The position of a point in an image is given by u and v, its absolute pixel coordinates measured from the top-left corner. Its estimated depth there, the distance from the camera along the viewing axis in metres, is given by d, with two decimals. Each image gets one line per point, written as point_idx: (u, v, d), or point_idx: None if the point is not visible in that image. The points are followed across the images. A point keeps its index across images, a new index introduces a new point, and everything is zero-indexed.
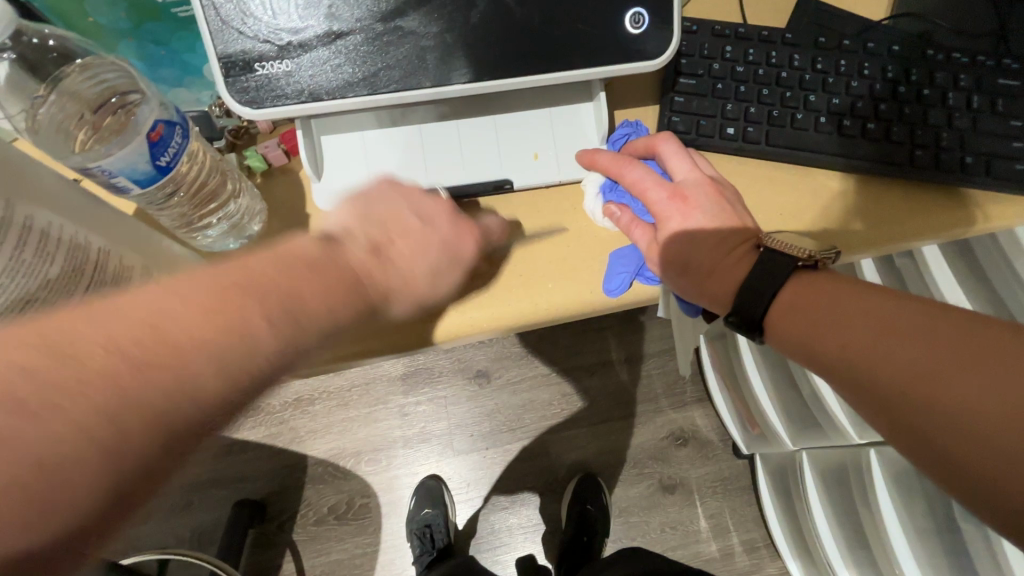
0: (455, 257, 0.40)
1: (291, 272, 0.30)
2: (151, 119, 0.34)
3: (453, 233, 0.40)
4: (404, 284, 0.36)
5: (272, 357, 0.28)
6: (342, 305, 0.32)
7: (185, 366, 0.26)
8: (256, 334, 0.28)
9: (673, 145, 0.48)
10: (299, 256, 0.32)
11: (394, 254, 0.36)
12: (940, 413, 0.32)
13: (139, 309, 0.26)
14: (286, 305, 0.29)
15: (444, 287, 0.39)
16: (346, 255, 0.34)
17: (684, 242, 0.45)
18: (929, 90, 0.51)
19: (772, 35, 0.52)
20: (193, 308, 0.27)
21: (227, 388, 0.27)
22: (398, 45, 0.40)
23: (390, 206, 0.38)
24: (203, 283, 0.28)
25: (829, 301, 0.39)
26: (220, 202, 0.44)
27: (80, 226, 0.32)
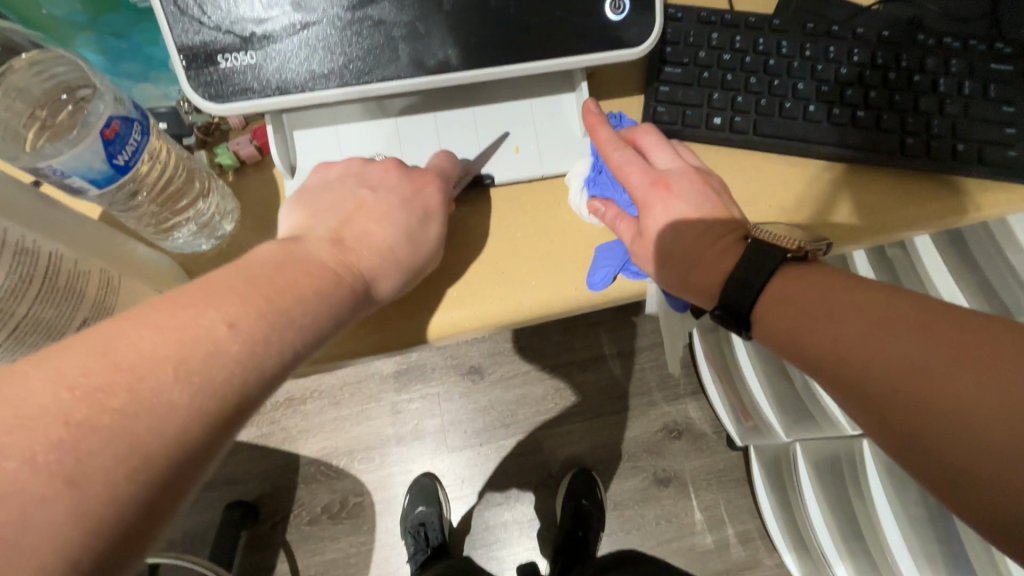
0: (425, 210, 0.42)
1: (253, 278, 0.31)
2: (105, 115, 0.32)
3: (411, 187, 0.42)
4: (376, 274, 0.38)
5: (245, 360, 0.28)
6: (317, 296, 0.32)
7: (149, 383, 0.25)
8: (219, 339, 0.27)
9: (655, 136, 0.46)
10: (258, 264, 0.32)
11: (354, 238, 0.38)
12: (934, 413, 0.31)
13: (92, 341, 0.25)
14: (253, 306, 0.29)
15: (425, 246, 0.41)
16: (311, 253, 0.35)
17: (667, 234, 0.44)
18: (919, 76, 0.49)
19: (759, 21, 0.50)
20: (147, 330, 0.26)
21: (200, 399, 0.26)
22: (368, 35, 0.38)
23: (352, 195, 0.40)
24: (155, 309, 0.27)
25: (817, 297, 0.38)
26: (189, 199, 0.42)
27: (32, 231, 0.30)
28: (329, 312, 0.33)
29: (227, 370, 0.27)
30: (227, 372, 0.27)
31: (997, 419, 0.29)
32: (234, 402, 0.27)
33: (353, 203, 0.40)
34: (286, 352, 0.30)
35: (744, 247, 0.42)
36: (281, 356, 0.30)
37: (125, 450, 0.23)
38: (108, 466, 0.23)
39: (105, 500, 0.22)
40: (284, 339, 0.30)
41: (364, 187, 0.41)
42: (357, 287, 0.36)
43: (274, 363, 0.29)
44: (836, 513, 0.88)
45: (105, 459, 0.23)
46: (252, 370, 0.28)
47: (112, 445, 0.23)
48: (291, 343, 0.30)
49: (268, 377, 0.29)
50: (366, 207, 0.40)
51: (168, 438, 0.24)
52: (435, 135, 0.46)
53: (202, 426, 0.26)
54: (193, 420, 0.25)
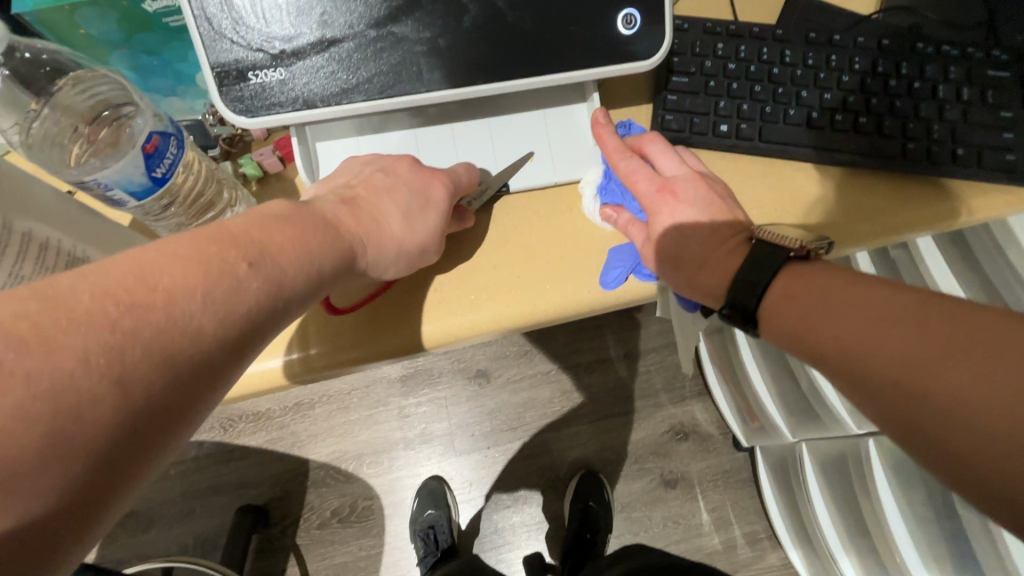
0: (425, 200, 0.43)
1: (263, 225, 0.32)
2: (146, 131, 0.34)
3: (417, 180, 0.43)
4: (372, 245, 0.39)
5: (261, 297, 0.30)
6: (319, 248, 0.34)
7: (177, 309, 0.26)
8: (242, 276, 0.29)
9: (660, 144, 0.48)
10: (270, 213, 0.33)
11: (362, 204, 0.40)
12: (935, 404, 0.32)
13: (128, 266, 0.26)
14: (266, 252, 0.31)
15: (420, 229, 0.42)
16: (315, 208, 0.37)
17: (675, 238, 0.46)
18: (919, 83, 0.51)
19: (763, 31, 0.52)
20: (178, 263, 0.27)
21: (221, 327, 0.28)
22: (391, 51, 0.40)
23: (364, 176, 0.43)
24: (179, 244, 0.28)
25: (821, 295, 0.39)
26: (217, 210, 0.44)
27: (78, 239, 0.33)
28: (331, 275, 0.35)
29: (246, 305, 0.29)
30: (247, 305, 0.29)
31: (999, 409, 0.31)
32: (247, 325, 0.29)
33: (364, 180, 0.42)
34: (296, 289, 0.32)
35: (749, 248, 0.44)
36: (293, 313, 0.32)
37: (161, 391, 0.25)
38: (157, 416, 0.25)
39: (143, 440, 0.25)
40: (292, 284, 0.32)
41: (379, 171, 0.43)
42: (349, 246, 0.37)
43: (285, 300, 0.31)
44: (843, 512, 0.88)
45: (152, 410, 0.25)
46: (267, 300, 0.30)
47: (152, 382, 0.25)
48: (297, 289, 0.32)
49: (278, 309, 0.31)
50: (375, 183, 0.42)
51: (193, 360, 0.26)
52: (452, 143, 0.48)
53: (220, 352, 0.28)
54: (216, 355, 0.27)
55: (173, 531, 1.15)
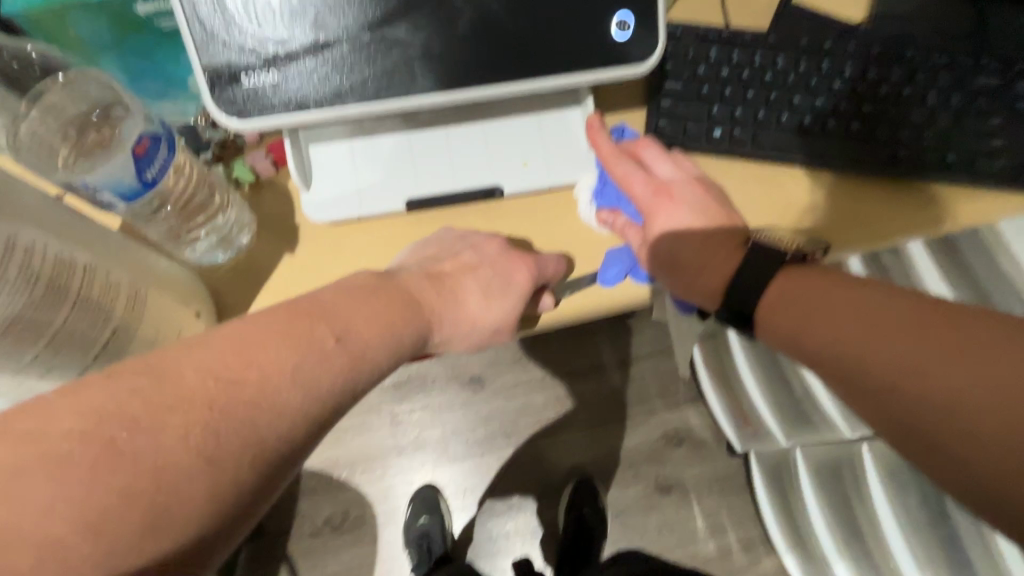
0: (506, 282, 0.43)
1: (353, 302, 0.35)
2: (136, 133, 0.34)
3: (504, 264, 0.43)
4: (449, 322, 0.41)
5: (346, 373, 0.33)
6: (403, 325, 0.37)
7: (271, 387, 0.30)
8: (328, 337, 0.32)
9: (655, 149, 0.48)
10: (360, 285, 0.37)
11: (450, 283, 0.42)
12: (935, 408, 0.33)
13: (229, 341, 0.31)
14: (356, 326, 0.34)
15: (498, 307, 0.43)
16: (401, 283, 0.39)
17: (673, 240, 0.45)
18: (909, 90, 0.51)
19: (755, 38, 0.52)
20: (275, 343, 0.31)
21: (305, 399, 0.31)
22: (384, 54, 0.40)
23: (453, 253, 0.44)
24: (278, 320, 0.32)
25: (816, 296, 0.39)
26: (209, 215, 0.43)
27: (68, 243, 0.31)
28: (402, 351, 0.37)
29: (331, 378, 0.32)
30: (331, 378, 0.32)
31: (988, 412, 0.32)
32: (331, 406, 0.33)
33: (451, 256, 0.44)
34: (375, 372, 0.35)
35: (746, 251, 0.44)
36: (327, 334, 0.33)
37: (247, 436, 0.29)
38: (240, 459, 0.29)
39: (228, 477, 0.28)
40: (373, 356, 0.34)
41: (469, 247, 0.44)
42: (430, 324, 0.39)
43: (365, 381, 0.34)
44: None
45: (236, 453, 0.29)
46: (347, 379, 0.33)
47: (241, 436, 0.29)
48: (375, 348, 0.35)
49: (358, 382, 0.34)
50: (463, 261, 0.43)
51: (281, 428, 0.30)
52: (447, 147, 0.48)
53: (302, 424, 0.31)
54: None
55: None
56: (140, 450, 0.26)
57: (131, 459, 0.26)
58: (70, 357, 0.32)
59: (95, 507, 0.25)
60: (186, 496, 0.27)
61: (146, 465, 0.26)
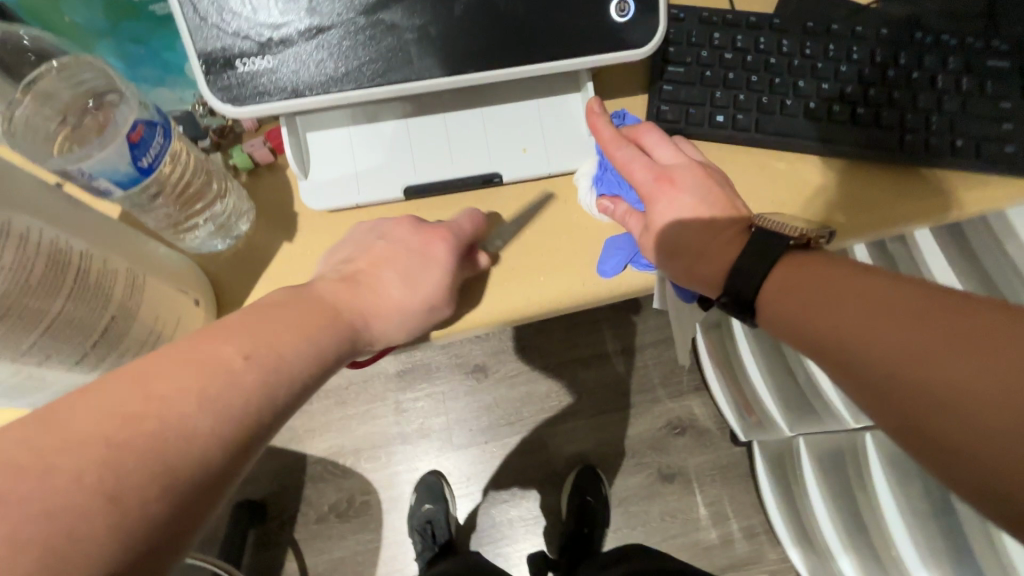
0: (425, 259, 0.42)
1: (260, 319, 0.33)
2: (131, 119, 0.33)
3: (418, 242, 0.43)
4: (375, 319, 0.40)
5: (259, 389, 0.30)
6: (312, 332, 0.35)
7: (175, 413, 0.27)
8: (236, 368, 0.30)
9: (657, 134, 0.47)
10: (266, 304, 0.35)
11: (364, 280, 0.41)
12: (932, 395, 0.32)
13: (125, 376, 0.27)
14: (260, 341, 0.32)
15: (422, 289, 0.42)
16: (316, 291, 0.38)
17: (674, 228, 0.45)
18: (917, 73, 0.50)
19: (760, 21, 0.51)
20: (172, 369, 0.28)
21: (216, 423, 0.28)
22: (380, 39, 0.39)
23: (366, 248, 0.43)
24: (175, 348, 0.29)
25: (816, 283, 0.39)
26: (206, 202, 0.43)
27: (61, 229, 0.31)
28: (335, 357, 0.36)
29: (242, 399, 0.29)
30: (240, 399, 0.29)
31: (992, 402, 0.30)
32: (247, 427, 0.29)
33: (365, 252, 0.42)
34: (293, 386, 0.32)
35: (749, 237, 0.44)
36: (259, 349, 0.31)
37: (154, 471, 0.25)
38: (146, 497, 0.25)
39: (138, 517, 0.24)
40: (287, 367, 0.32)
41: (379, 238, 0.43)
42: (352, 325, 0.38)
43: (280, 395, 0.31)
44: (840, 506, 0.88)
45: (142, 491, 0.24)
46: (264, 394, 0.30)
47: (148, 470, 0.25)
48: (294, 364, 0.33)
49: (275, 399, 0.31)
50: (375, 254, 0.42)
51: (190, 460, 0.26)
52: (445, 134, 0.47)
53: (220, 451, 0.28)
54: None
55: None
56: (24, 495, 0.22)
57: (15, 506, 0.22)
58: (68, 345, 0.32)
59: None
60: (87, 542, 0.23)
61: (34, 509, 0.22)
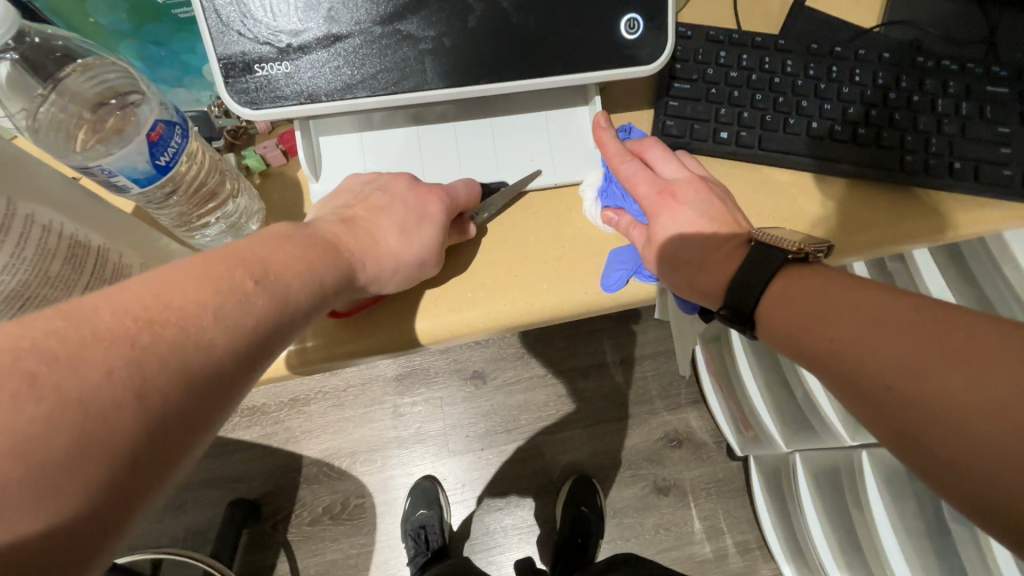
0: (419, 212, 0.43)
1: (268, 245, 0.33)
2: (151, 119, 0.34)
3: (415, 197, 0.44)
4: (371, 262, 0.40)
5: (268, 311, 0.30)
6: (321, 263, 0.35)
7: (193, 322, 0.27)
8: (249, 292, 0.30)
9: (660, 149, 0.49)
10: (272, 234, 0.35)
11: (362, 223, 0.41)
12: (927, 408, 0.33)
13: (145, 282, 0.27)
14: (272, 267, 0.32)
15: (417, 243, 0.43)
16: (317, 229, 0.38)
17: (675, 241, 0.46)
18: (918, 96, 0.51)
19: (765, 41, 0.52)
20: (190, 284, 0.28)
21: (232, 335, 0.28)
22: (396, 48, 0.40)
23: (363, 195, 0.43)
24: (188, 267, 0.29)
25: (813, 297, 0.40)
26: (218, 201, 0.44)
27: (81, 224, 0.32)
28: (335, 292, 0.36)
29: (254, 318, 0.29)
30: (254, 318, 0.29)
31: (981, 415, 0.31)
32: (258, 341, 0.30)
33: (363, 200, 0.43)
34: (301, 310, 0.33)
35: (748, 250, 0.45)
36: (273, 276, 0.32)
37: (174, 372, 0.25)
38: (169, 395, 0.25)
39: (161, 412, 0.25)
40: (296, 298, 0.32)
41: (378, 190, 0.44)
42: (351, 265, 0.38)
43: (288, 321, 0.32)
44: (835, 522, 0.89)
45: (165, 389, 0.25)
46: (273, 318, 0.31)
47: (170, 371, 0.25)
48: (301, 300, 0.33)
49: (284, 324, 0.31)
50: (373, 203, 0.42)
51: (208, 367, 0.27)
52: (454, 142, 0.48)
53: (234, 360, 0.28)
54: (221, 335, 0.28)
55: (163, 524, 1.15)
56: None
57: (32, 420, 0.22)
58: None
59: (18, 438, 0.21)
60: (111, 433, 0.23)
61: (69, 399, 0.22)
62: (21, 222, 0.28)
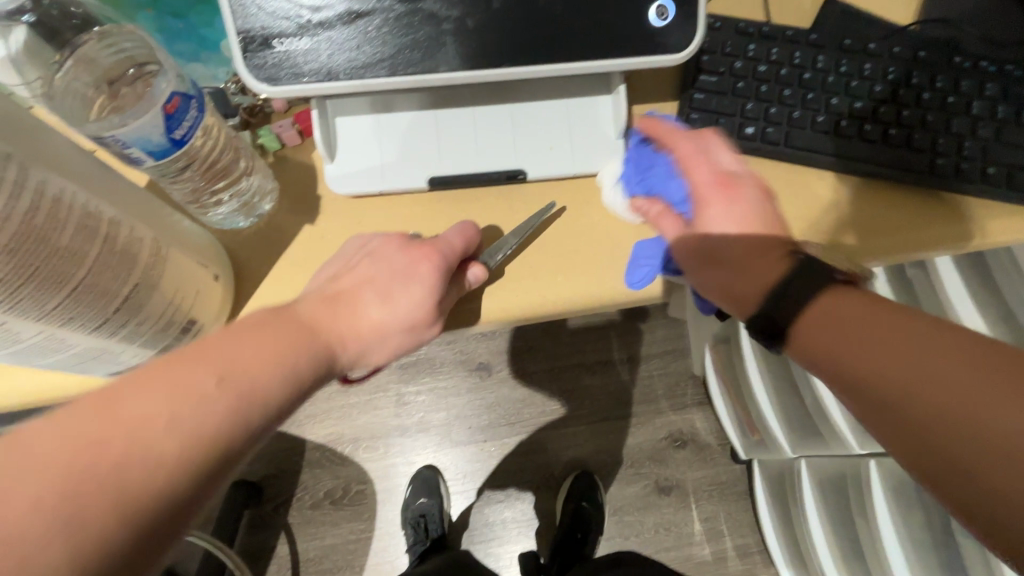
0: (408, 275, 0.41)
1: (239, 337, 0.31)
2: (167, 91, 0.34)
3: (406, 262, 0.41)
4: (352, 340, 0.37)
5: (233, 413, 0.29)
6: (295, 351, 0.33)
7: (144, 436, 0.26)
8: (208, 395, 0.28)
9: (718, 138, 0.44)
10: (247, 320, 0.33)
11: (349, 297, 0.39)
12: (999, 454, 0.27)
13: (93, 398, 0.26)
14: (239, 359, 0.30)
15: (405, 308, 0.40)
16: (296, 308, 0.36)
17: (717, 237, 0.41)
18: (953, 97, 0.50)
19: (796, 35, 0.51)
20: (146, 395, 0.27)
21: (187, 449, 0.27)
22: (418, 27, 0.39)
23: (352, 265, 0.42)
24: (147, 372, 0.28)
25: (858, 313, 0.34)
26: (230, 180, 0.43)
27: (93, 194, 0.31)
28: (313, 378, 0.34)
29: (214, 423, 0.28)
30: (213, 423, 0.28)
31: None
32: (218, 453, 0.28)
33: (351, 270, 0.41)
34: (270, 410, 0.31)
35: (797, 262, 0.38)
36: (240, 373, 0.30)
37: (115, 500, 0.24)
38: (106, 527, 0.24)
39: (101, 543, 0.24)
40: (265, 393, 0.30)
41: (368, 256, 0.42)
42: (332, 347, 0.36)
43: (257, 423, 0.30)
44: (838, 530, 0.88)
45: (103, 521, 0.24)
46: (236, 420, 0.29)
47: (107, 505, 0.24)
48: (271, 394, 0.31)
49: (250, 425, 0.30)
50: (360, 272, 0.41)
51: (154, 487, 0.25)
52: (472, 127, 0.47)
53: (188, 479, 0.27)
54: (172, 451, 0.26)
55: None
56: None
57: None
58: (91, 307, 0.32)
59: None
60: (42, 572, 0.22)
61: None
62: (32, 191, 0.27)
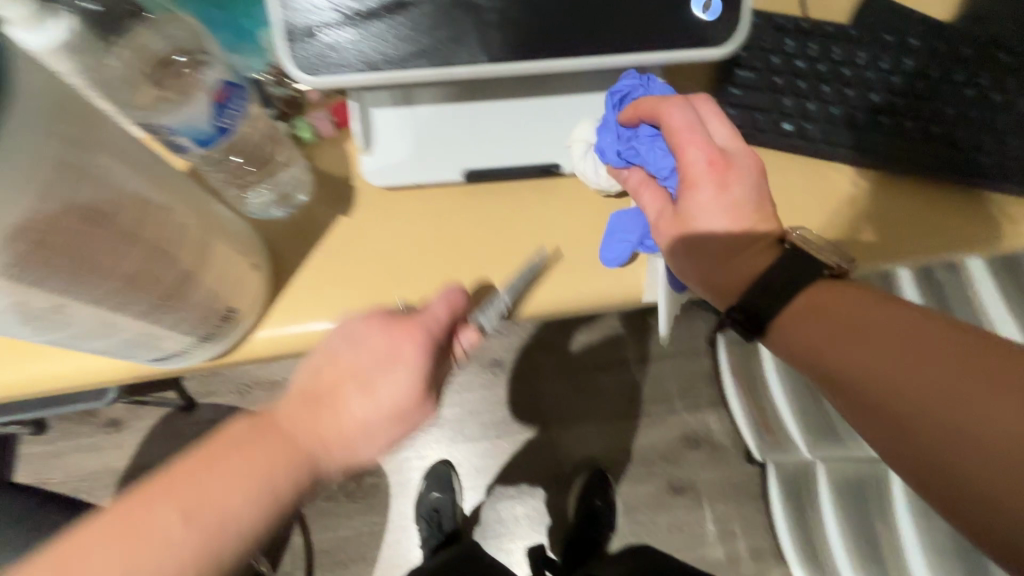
0: (395, 361, 0.38)
1: (204, 466, 0.33)
2: (214, 80, 0.35)
3: (389, 344, 0.38)
4: (333, 445, 0.36)
5: (192, 550, 0.32)
6: (266, 472, 0.34)
7: None
8: (170, 534, 0.32)
9: (709, 107, 0.42)
10: (216, 440, 0.35)
11: (328, 396, 0.37)
12: (968, 440, 0.30)
13: (72, 542, 0.31)
14: (203, 492, 0.33)
15: (394, 401, 0.37)
16: (273, 416, 0.36)
17: (702, 220, 0.40)
18: (997, 96, 0.49)
19: (834, 31, 0.50)
20: (111, 546, 0.31)
21: None
22: (462, 20, 0.40)
23: (335, 353, 0.39)
24: (117, 514, 0.32)
25: (839, 314, 0.36)
26: (269, 172, 0.44)
27: (145, 179, 0.31)
28: (287, 496, 0.35)
29: (174, 561, 0.32)
30: (175, 563, 0.32)
31: (986, 433, 0.30)
32: None
33: (333, 361, 0.38)
34: (241, 539, 0.34)
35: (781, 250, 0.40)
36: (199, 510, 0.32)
37: None
38: None
39: None
40: (227, 523, 0.33)
41: (350, 342, 0.39)
42: (309, 461, 0.36)
43: (230, 550, 0.33)
44: (856, 534, 0.87)
45: None
46: (200, 557, 0.32)
47: None
48: (235, 523, 0.33)
49: (213, 558, 0.33)
50: (341, 363, 0.38)
51: None
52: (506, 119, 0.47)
53: None
54: None
55: None
56: None
57: None
58: (141, 293, 0.32)
59: None
60: None
61: None
62: (93, 174, 0.27)
